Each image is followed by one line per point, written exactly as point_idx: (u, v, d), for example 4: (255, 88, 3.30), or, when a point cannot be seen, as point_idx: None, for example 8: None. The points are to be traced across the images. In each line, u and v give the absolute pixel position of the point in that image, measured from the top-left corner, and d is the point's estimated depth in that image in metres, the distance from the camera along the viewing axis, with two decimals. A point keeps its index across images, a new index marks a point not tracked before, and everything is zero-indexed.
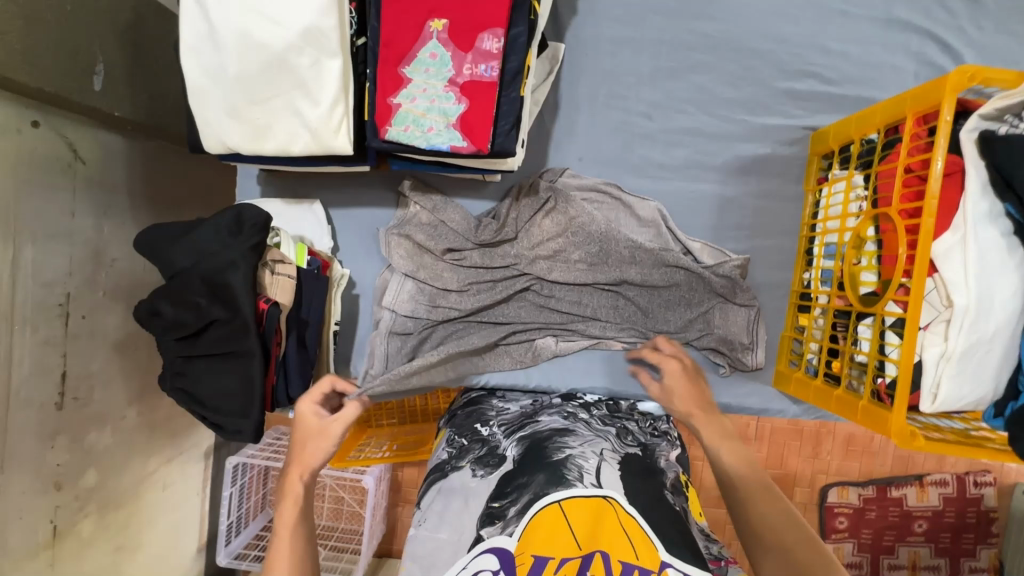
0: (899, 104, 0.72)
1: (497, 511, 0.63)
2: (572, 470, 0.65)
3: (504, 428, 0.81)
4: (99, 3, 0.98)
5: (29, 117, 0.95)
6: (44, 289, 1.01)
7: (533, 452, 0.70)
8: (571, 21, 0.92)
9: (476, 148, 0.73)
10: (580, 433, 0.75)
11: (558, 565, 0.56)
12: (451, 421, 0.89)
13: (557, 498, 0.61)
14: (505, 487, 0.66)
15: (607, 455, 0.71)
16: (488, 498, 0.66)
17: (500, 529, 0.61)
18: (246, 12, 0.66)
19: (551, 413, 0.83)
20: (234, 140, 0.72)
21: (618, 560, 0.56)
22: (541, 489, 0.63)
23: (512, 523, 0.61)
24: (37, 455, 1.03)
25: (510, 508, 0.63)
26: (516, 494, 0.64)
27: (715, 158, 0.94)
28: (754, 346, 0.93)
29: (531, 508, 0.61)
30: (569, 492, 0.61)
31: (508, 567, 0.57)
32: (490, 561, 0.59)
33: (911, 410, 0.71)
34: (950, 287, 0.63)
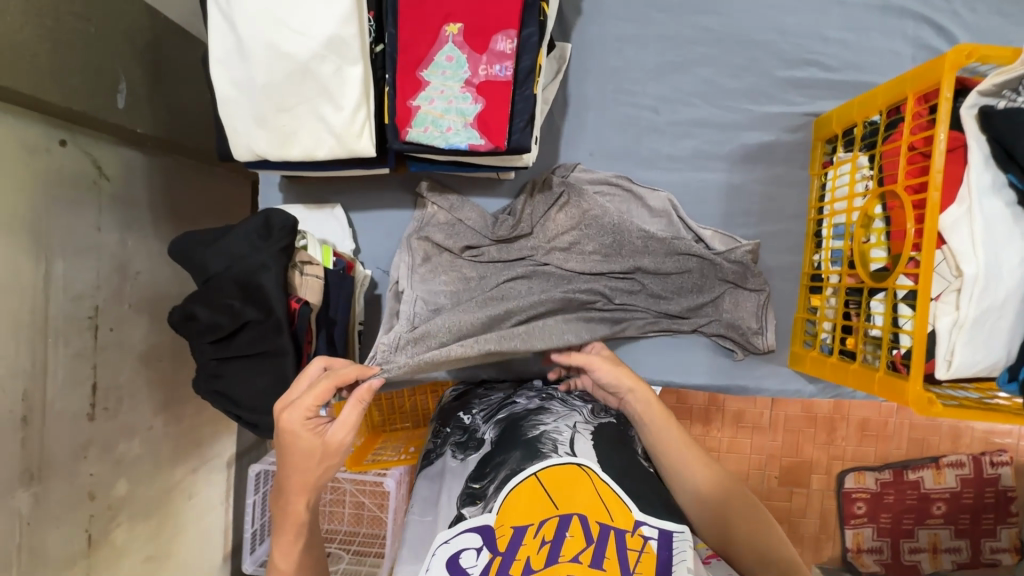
0: (899, 86, 0.74)
1: (478, 492, 0.73)
2: (547, 444, 0.74)
3: (483, 413, 0.90)
4: (121, 25, 1.02)
5: (57, 137, 0.98)
6: (74, 302, 1.04)
7: (510, 430, 0.79)
8: (577, 21, 0.95)
9: (494, 146, 0.76)
10: (554, 409, 0.83)
11: (538, 528, 0.64)
12: (440, 411, 0.97)
13: (534, 470, 0.70)
14: (484, 468, 0.76)
15: (580, 427, 0.78)
16: (468, 480, 0.76)
17: (481, 508, 0.70)
18: (271, 24, 0.70)
19: (528, 394, 0.91)
20: (263, 147, 0.76)
21: (595, 521, 0.64)
22: (517, 465, 0.72)
23: (491, 499, 0.70)
24: (70, 466, 1.06)
25: (489, 487, 0.72)
26: (494, 473, 0.73)
27: (722, 147, 0.97)
28: (762, 330, 0.94)
29: (507, 483, 0.70)
30: (543, 464, 0.70)
31: (491, 539, 0.66)
32: (473, 538, 0.67)
33: (929, 380, 0.73)
34: (960, 257, 0.66)
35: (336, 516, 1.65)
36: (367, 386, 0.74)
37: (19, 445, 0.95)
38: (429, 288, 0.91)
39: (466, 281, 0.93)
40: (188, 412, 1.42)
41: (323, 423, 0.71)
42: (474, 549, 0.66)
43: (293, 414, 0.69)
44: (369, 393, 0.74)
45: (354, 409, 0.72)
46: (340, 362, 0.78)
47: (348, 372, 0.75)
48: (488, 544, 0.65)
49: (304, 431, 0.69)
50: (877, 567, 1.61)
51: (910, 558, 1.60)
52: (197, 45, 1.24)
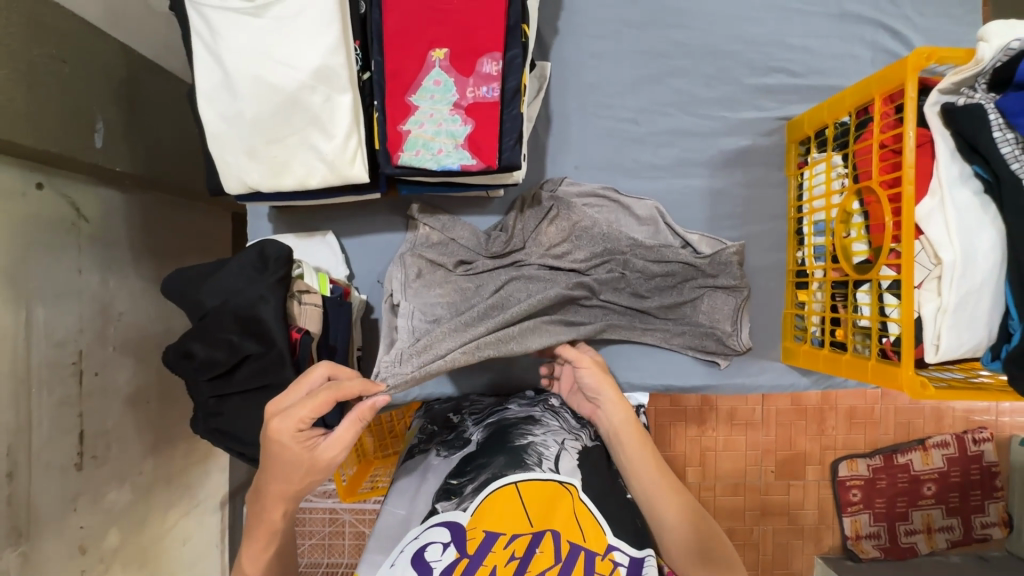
0: (866, 88, 0.78)
1: (454, 488, 0.74)
2: (532, 455, 0.76)
3: (474, 416, 0.92)
4: (95, 64, 1.00)
5: (33, 180, 0.96)
6: (57, 348, 1.01)
7: (498, 435, 0.81)
8: (554, 40, 0.98)
9: (485, 165, 0.77)
10: (545, 422, 0.84)
11: (509, 540, 0.68)
12: (427, 412, 0.99)
13: (515, 480, 0.72)
14: (464, 466, 0.77)
15: (568, 444, 0.80)
16: (447, 475, 0.77)
17: (455, 504, 0.72)
18: (258, 58, 0.70)
19: (520, 401, 0.93)
20: (255, 178, 0.75)
21: (567, 541, 0.69)
22: (499, 471, 0.74)
23: (468, 498, 0.72)
24: (59, 520, 1.01)
25: (467, 485, 0.74)
26: (474, 473, 0.75)
27: (702, 154, 1.01)
28: (739, 331, 0.97)
29: (487, 487, 0.72)
30: (525, 475, 0.72)
31: (460, 539, 0.68)
32: (442, 532, 0.69)
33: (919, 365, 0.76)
34: (937, 245, 0.69)
35: (336, 549, 1.59)
36: (371, 405, 0.71)
37: (5, 501, 0.91)
38: (428, 302, 0.90)
39: (462, 292, 0.92)
40: (179, 453, 1.37)
41: (315, 437, 0.70)
42: (441, 543, 0.68)
43: (285, 424, 0.68)
44: (371, 412, 0.71)
45: (351, 428, 0.71)
46: (347, 372, 0.75)
47: (352, 387, 0.71)
48: (457, 544, 0.68)
49: (294, 443, 0.68)
50: (877, 552, 1.64)
51: (906, 541, 1.64)
52: (173, 80, 1.23)
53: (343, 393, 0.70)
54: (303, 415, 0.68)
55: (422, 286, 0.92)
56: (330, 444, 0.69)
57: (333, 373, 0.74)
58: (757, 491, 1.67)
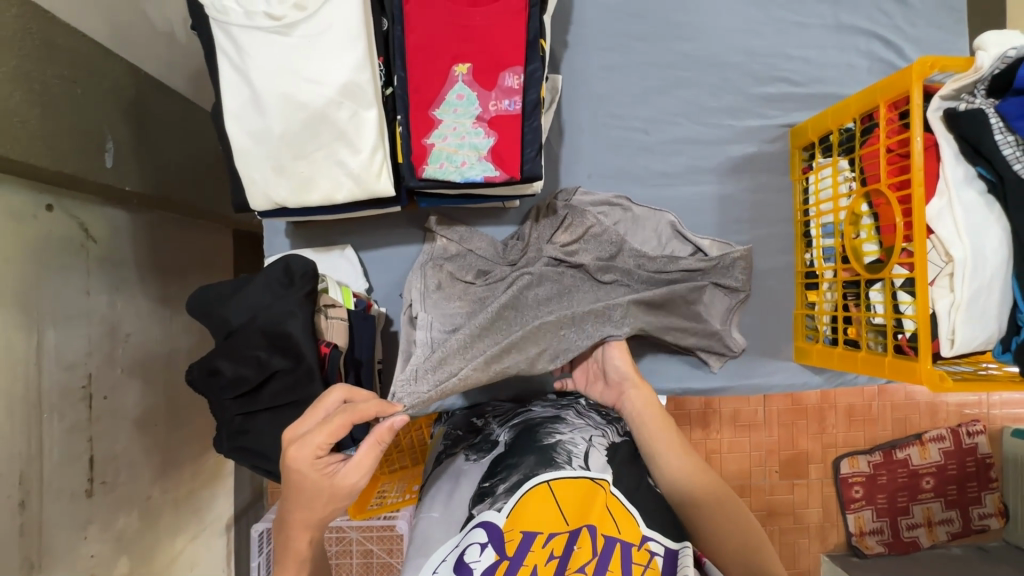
0: (871, 95, 0.82)
1: (488, 489, 0.73)
2: (562, 454, 0.74)
3: (498, 419, 0.93)
4: (105, 83, 1.00)
5: (44, 202, 0.95)
6: (67, 372, 0.99)
7: (526, 436, 0.80)
8: (563, 54, 1.01)
9: (509, 176, 0.78)
10: (570, 421, 0.84)
11: (547, 538, 0.66)
12: (448, 420, 1.00)
13: (547, 479, 0.70)
14: (495, 468, 0.76)
15: (595, 441, 0.79)
16: (480, 480, 0.76)
17: (489, 504, 0.70)
18: (287, 76, 0.71)
19: (544, 404, 0.93)
20: (281, 195, 0.76)
21: (602, 534, 0.66)
22: (530, 471, 0.72)
23: (501, 498, 0.70)
24: (71, 549, 0.99)
25: (499, 486, 0.72)
26: (505, 474, 0.74)
27: (710, 161, 1.04)
28: (730, 331, 1.00)
29: (521, 487, 0.70)
30: (556, 473, 0.71)
31: (498, 540, 0.66)
32: (480, 534, 0.67)
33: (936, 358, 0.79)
34: (947, 243, 0.73)
35: (344, 568, 1.55)
36: (389, 426, 0.66)
37: (18, 531, 0.88)
38: (444, 314, 0.88)
39: (481, 300, 0.90)
40: (186, 476, 1.34)
41: (333, 463, 0.64)
42: (479, 544, 0.66)
43: (302, 452, 0.63)
44: (389, 435, 0.66)
45: (369, 454, 0.65)
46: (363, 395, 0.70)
47: (368, 408, 0.66)
48: (495, 545, 0.65)
49: (313, 471, 0.63)
50: (881, 547, 1.67)
51: (908, 535, 1.68)
52: (179, 99, 1.23)
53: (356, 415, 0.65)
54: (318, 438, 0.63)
55: (438, 295, 0.90)
56: (347, 469, 0.64)
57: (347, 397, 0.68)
58: (762, 492, 1.69)
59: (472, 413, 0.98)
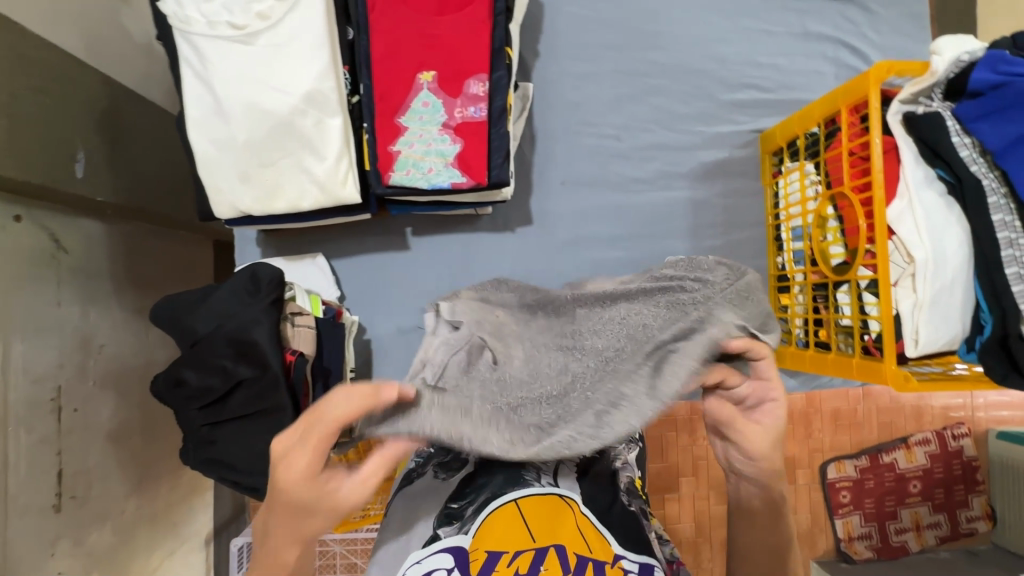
0: (833, 99, 0.83)
1: (455, 511, 0.70)
2: (531, 470, 0.73)
3: None
4: (76, 95, 1.00)
5: (12, 213, 0.94)
6: (35, 384, 0.97)
7: (496, 452, 0.77)
8: (535, 63, 1.02)
9: (475, 182, 0.79)
10: None
11: (513, 557, 0.65)
12: None
13: (515, 498, 0.69)
14: (463, 487, 0.73)
15: (566, 456, 0.79)
16: (446, 498, 0.72)
17: (456, 528, 0.68)
18: (251, 86, 0.71)
19: None
20: (247, 203, 0.76)
21: (573, 553, 0.66)
22: (497, 489, 0.70)
23: (469, 521, 0.68)
24: (38, 566, 0.97)
25: (467, 507, 0.70)
26: (473, 494, 0.71)
27: (682, 166, 1.04)
28: None
29: (486, 507, 0.69)
30: (524, 491, 0.69)
31: (464, 563, 0.65)
32: (445, 559, 0.65)
33: (918, 362, 0.79)
34: (909, 244, 0.73)
35: None
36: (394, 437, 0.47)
37: None
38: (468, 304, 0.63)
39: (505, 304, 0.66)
40: (162, 490, 1.33)
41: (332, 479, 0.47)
42: (444, 570, 0.65)
43: (290, 468, 0.45)
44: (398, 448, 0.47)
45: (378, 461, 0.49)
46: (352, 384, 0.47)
47: (355, 411, 0.46)
48: (461, 567, 0.65)
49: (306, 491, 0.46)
50: (870, 552, 1.67)
51: (897, 539, 1.68)
52: (153, 109, 1.23)
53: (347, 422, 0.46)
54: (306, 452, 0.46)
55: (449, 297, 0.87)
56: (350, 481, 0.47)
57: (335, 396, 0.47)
58: None
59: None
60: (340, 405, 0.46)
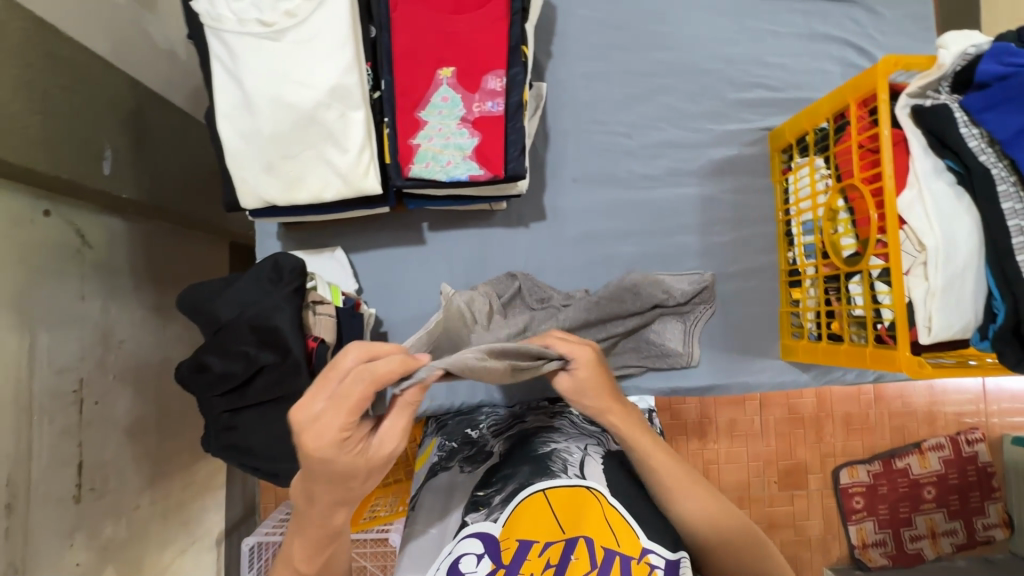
0: (841, 94, 0.85)
1: (482, 499, 0.73)
2: (557, 462, 0.74)
3: (492, 429, 0.93)
4: (103, 96, 1.03)
5: (41, 208, 0.97)
6: (58, 375, 0.99)
7: (520, 446, 0.81)
8: (547, 63, 1.05)
9: (492, 174, 0.81)
10: (565, 430, 0.84)
11: (544, 548, 0.66)
12: (441, 430, 1.00)
13: (543, 487, 0.70)
14: (489, 477, 0.77)
15: (591, 449, 0.79)
16: (473, 488, 0.76)
17: (484, 515, 0.71)
18: (278, 80, 0.74)
19: (536, 414, 0.93)
20: (271, 193, 0.78)
21: (601, 546, 0.66)
22: (524, 480, 0.73)
23: (497, 509, 0.71)
24: (56, 557, 0.97)
25: (494, 496, 0.73)
26: (500, 484, 0.74)
27: (692, 163, 1.06)
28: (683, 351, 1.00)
29: (516, 497, 0.71)
30: (552, 482, 0.71)
31: (494, 551, 0.67)
32: (474, 544, 0.68)
33: (933, 353, 0.80)
34: (920, 233, 0.74)
35: None
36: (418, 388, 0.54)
37: (4, 535, 0.87)
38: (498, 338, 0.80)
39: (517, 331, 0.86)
40: (176, 487, 1.34)
41: (363, 440, 0.52)
42: (474, 555, 0.67)
43: (321, 437, 0.49)
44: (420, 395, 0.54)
45: (400, 416, 0.55)
46: (385, 346, 0.53)
47: (389, 371, 0.51)
48: (490, 555, 0.67)
49: (342, 451, 0.51)
50: (885, 560, 1.64)
51: (913, 547, 1.65)
52: (176, 111, 1.26)
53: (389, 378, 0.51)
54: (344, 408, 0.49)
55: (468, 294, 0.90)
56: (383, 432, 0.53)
57: (370, 356, 0.52)
58: (762, 503, 1.66)
59: (465, 424, 0.98)
60: (379, 367, 0.50)
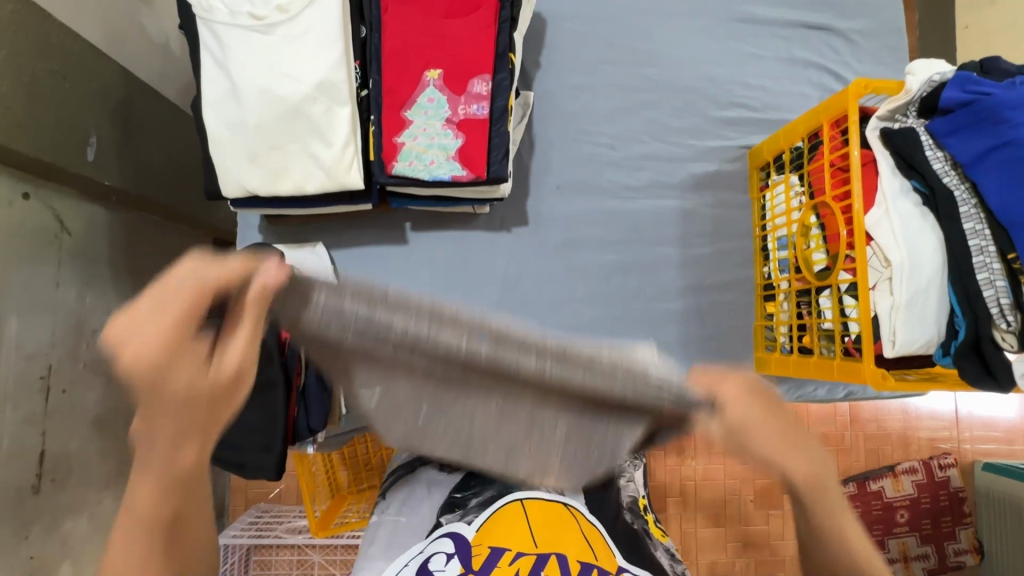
0: (815, 115, 0.88)
1: (458, 501, 0.77)
2: None
3: None
4: (92, 84, 1.03)
5: (21, 190, 0.96)
6: (27, 361, 0.98)
7: None
8: (536, 73, 1.07)
9: (475, 175, 0.82)
10: None
11: (514, 557, 0.68)
12: None
13: (520, 497, 0.74)
14: (469, 479, 0.79)
15: None
16: (452, 489, 0.79)
17: (459, 515, 0.75)
18: (266, 72, 0.75)
19: None
20: (253, 183, 0.78)
21: (574, 560, 0.69)
22: (502, 488, 0.75)
23: (472, 512, 0.75)
24: (10, 551, 0.94)
25: (470, 499, 0.76)
26: (478, 488, 0.77)
27: (673, 177, 1.09)
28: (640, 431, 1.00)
29: (493, 504, 0.74)
30: (530, 493, 0.74)
31: (465, 553, 0.70)
32: (446, 543, 0.72)
33: (899, 370, 0.81)
34: (886, 249, 0.77)
35: None
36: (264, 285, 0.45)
37: None
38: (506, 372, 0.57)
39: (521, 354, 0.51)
40: None
41: (205, 352, 0.43)
42: (445, 554, 0.70)
43: (142, 341, 0.40)
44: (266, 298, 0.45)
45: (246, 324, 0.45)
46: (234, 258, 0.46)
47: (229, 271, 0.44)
48: (461, 557, 0.69)
49: (181, 363, 0.42)
50: None
51: None
52: (166, 105, 1.27)
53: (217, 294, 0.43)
54: (166, 305, 0.41)
55: None
56: (227, 349, 0.44)
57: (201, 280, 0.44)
58: (737, 522, 1.67)
59: None
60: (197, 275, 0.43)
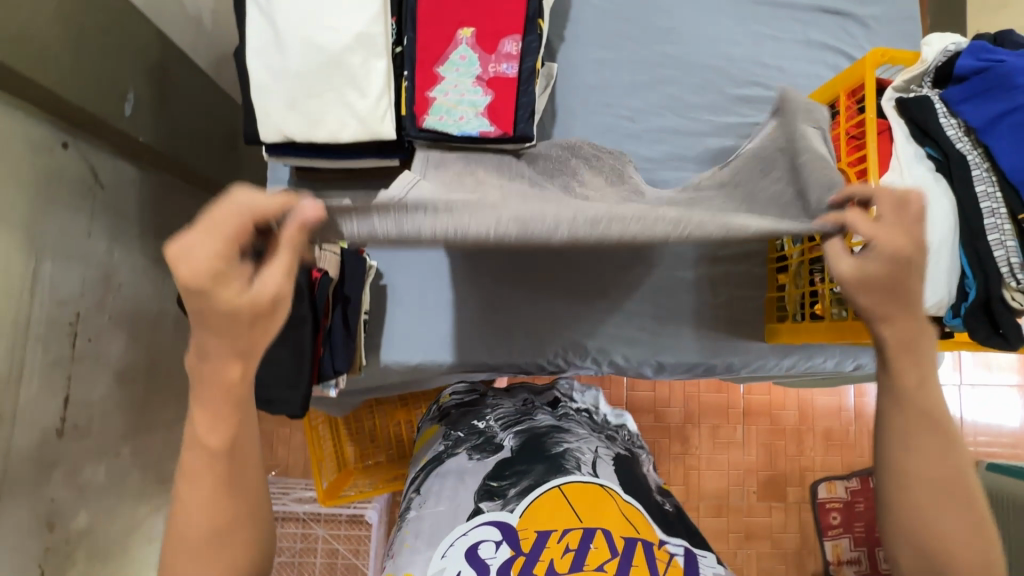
0: (832, 86, 0.91)
1: (497, 490, 0.74)
2: (571, 460, 0.77)
3: (500, 422, 0.92)
4: (133, 43, 1.07)
5: (60, 139, 1.00)
6: (58, 306, 1.00)
7: (533, 444, 0.81)
8: (560, 46, 1.11)
9: (503, 131, 0.85)
10: (575, 432, 0.87)
11: (562, 534, 0.64)
12: (447, 419, 0.98)
13: (558, 483, 0.72)
14: (504, 470, 0.78)
15: (602, 453, 0.83)
16: (486, 477, 0.77)
17: (500, 505, 0.71)
18: (308, 22, 0.79)
19: (545, 413, 0.94)
20: (290, 128, 0.82)
21: (620, 536, 0.64)
22: (540, 477, 0.74)
23: (513, 501, 0.71)
24: (33, 489, 0.97)
25: (509, 488, 0.73)
26: (516, 478, 0.75)
27: (690, 150, 1.11)
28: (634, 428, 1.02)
29: (533, 491, 0.71)
30: (567, 478, 0.72)
31: (512, 537, 0.66)
32: (492, 532, 0.67)
33: None
34: None
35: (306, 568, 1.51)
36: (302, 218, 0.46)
37: None
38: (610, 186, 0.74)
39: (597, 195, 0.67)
40: (158, 441, 1.33)
41: (240, 279, 0.44)
42: (493, 541, 0.66)
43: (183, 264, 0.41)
44: (303, 235, 0.46)
45: (285, 255, 0.46)
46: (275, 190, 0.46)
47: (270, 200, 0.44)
48: (511, 542, 0.65)
49: (210, 280, 0.42)
50: None
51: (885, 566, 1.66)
52: (198, 72, 1.31)
53: (259, 222, 0.44)
54: (217, 229, 0.42)
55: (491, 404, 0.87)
56: (267, 272, 0.45)
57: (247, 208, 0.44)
58: (739, 513, 1.67)
59: (470, 415, 0.96)
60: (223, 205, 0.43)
